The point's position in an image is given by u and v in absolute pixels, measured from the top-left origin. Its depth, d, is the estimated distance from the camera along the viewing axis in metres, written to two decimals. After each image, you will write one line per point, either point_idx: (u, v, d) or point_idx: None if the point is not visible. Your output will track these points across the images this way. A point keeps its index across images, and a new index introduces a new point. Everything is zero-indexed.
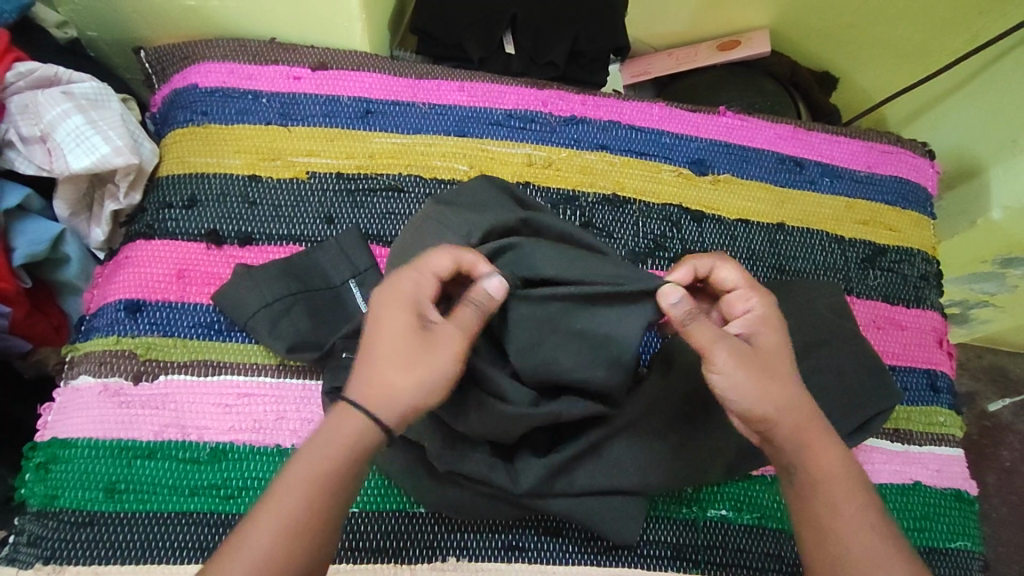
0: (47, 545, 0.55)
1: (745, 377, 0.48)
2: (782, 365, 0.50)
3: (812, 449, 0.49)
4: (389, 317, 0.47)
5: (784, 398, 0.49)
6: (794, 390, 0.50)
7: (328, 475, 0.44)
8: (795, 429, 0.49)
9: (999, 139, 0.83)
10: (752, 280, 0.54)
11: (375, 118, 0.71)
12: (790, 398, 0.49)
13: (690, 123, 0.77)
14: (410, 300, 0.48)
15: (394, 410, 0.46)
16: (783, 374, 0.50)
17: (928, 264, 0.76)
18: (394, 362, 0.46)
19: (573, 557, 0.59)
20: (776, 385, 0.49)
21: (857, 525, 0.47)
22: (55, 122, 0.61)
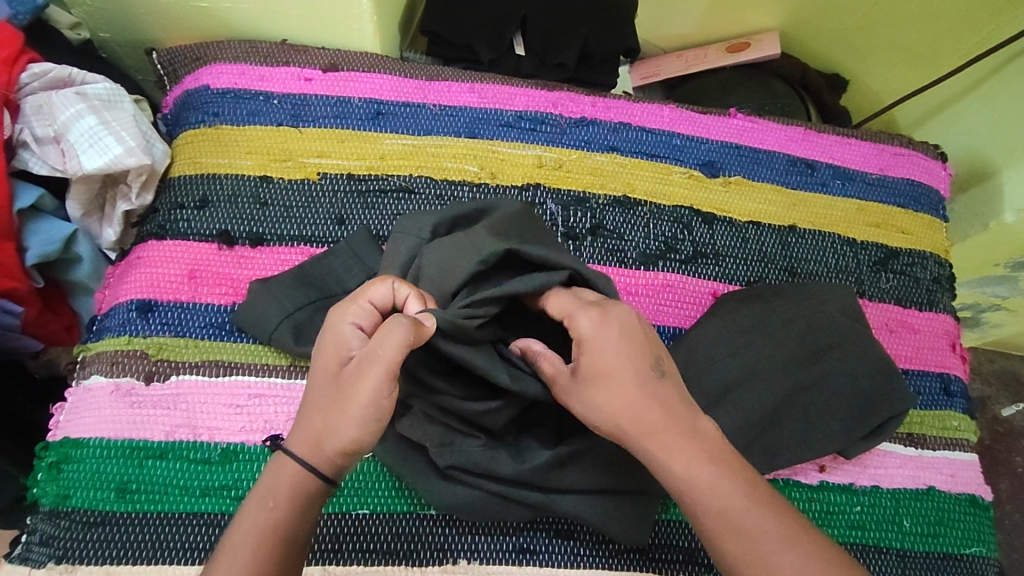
0: (59, 545, 0.55)
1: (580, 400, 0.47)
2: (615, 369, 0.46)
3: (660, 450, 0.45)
4: (325, 356, 0.46)
5: (625, 399, 0.45)
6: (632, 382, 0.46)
7: (277, 534, 0.43)
8: (651, 431, 0.45)
9: (1012, 141, 0.83)
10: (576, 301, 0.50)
11: (386, 120, 0.71)
12: (629, 391, 0.45)
13: (702, 124, 0.76)
14: (335, 346, 0.46)
15: (319, 455, 0.45)
16: (614, 377, 0.46)
17: (941, 267, 0.75)
18: (317, 405, 0.45)
19: (585, 560, 0.59)
20: (614, 394, 0.46)
21: (734, 520, 0.43)
22: (69, 123, 0.61)
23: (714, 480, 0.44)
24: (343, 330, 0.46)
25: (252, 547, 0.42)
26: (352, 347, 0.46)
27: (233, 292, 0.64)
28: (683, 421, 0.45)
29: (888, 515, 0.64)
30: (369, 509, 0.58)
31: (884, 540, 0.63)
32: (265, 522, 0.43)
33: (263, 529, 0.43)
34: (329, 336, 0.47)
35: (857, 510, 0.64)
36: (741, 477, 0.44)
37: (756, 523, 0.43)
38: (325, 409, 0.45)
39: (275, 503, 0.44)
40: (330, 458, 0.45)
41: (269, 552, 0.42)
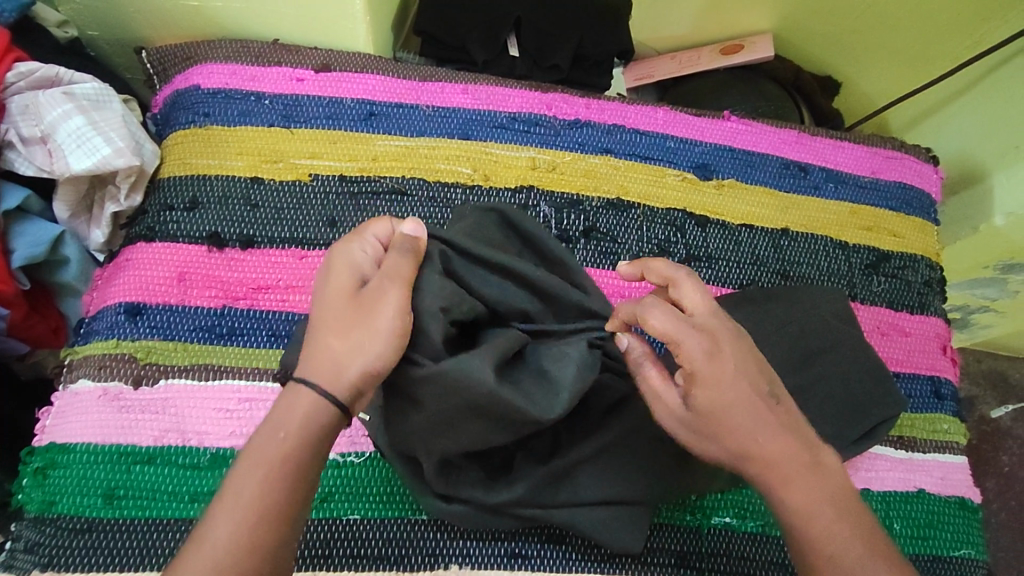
0: (44, 552, 0.54)
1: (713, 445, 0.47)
2: (719, 403, 0.46)
3: (785, 485, 0.46)
4: (335, 279, 0.47)
5: (743, 423, 0.46)
6: (746, 407, 0.46)
7: (289, 466, 0.43)
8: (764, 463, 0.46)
9: (1002, 146, 0.83)
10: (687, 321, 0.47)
11: (378, 120, 0.71)
12: (748, 421, 0.46)
13: (695, 127, 0.76)
14: (352, 265, 0.47)
15: (329, 371, 0.45)
16: (732, 411, 0.46)
17: (932, 270, 0.76)
18: (331, 324, 0.45)
19: (576, 565, 0.58)
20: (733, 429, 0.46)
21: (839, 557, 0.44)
22: (55, 123, 0.60)
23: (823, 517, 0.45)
24: (343, 251, 0.48)
25: (263, 481, 0.42)
26: (364, 269, 0.47)
27: (223, 295, 0.63)
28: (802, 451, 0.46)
29: (878, 518, 0.64)
30: (360, 513, 0.58)
31: None
32: (273, 455, 0.43)
33: (273, 462, 0.43)
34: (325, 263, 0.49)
35: None
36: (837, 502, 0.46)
37: (848, 553, 0.44)
38: (340, 328, 0.45)
39: (288, 435, 0.44)
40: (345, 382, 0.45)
41: (274, 493, 0.42)
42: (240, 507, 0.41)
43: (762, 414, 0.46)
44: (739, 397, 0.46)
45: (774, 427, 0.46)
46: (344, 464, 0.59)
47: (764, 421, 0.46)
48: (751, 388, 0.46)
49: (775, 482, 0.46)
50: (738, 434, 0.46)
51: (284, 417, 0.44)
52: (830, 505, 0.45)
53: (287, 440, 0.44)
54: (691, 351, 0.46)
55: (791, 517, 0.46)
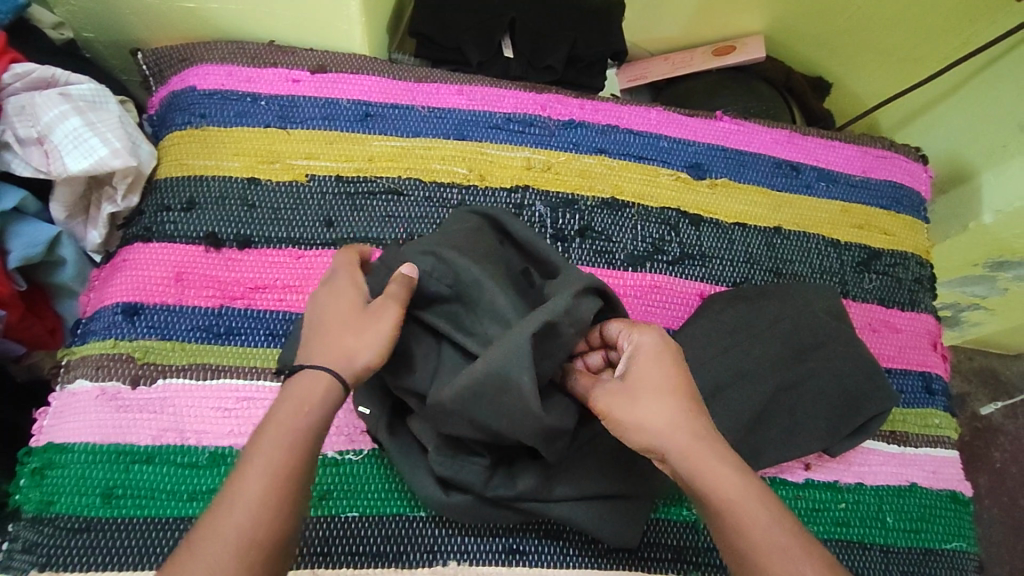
0: (42, 552, 0.54)
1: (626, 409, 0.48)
2: (625, 405, 0.48)
3: (697, 466, 0.45)
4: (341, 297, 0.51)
5: (665, 426, 0.47)
6: (666, 398, 0.48)
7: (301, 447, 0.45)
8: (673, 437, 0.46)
9: (989, 145, 0.84)
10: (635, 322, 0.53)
11: (374, 121, 0.71)
12: (661, 405, 0.47)
13: (689, 127, 0.77)
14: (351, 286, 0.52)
15: (334, 361, 0.48)
16: (649, 390, 0.48)
17: (922, 267, 0.77)
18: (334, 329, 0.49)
19: (574, 560, 0.59)
20: (649, 400, 0.48)
21: (775, 542, 0.43)
22: (52, 124, 0.61)
23: (731, 485, 0.44)
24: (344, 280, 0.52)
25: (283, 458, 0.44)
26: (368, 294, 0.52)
27: (220, 295, 0.63)
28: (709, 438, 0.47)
29: (872, 512, 0.65)
30: (358, 511, 0.58)
31: (868, 537, 0.64)
32: (285, 434, 0.45)
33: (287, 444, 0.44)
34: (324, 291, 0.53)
35: (841, 507, 0.65)
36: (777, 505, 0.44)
37: (760, 525, 0.43)
38: (344, 329, 0.49)
39: (294, 412, 0.46)
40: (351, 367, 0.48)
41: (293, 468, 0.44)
42: (263, 485, 0.43)
43: (689, 419, 0.47)
44: (653, 397, 0.48)
45: (699, 434, 0.46)
46: (342, 462, 0.59)
47: (693, 427, 0.47)
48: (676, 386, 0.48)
49: (706, 486, 0.45)
50: (661, 436, 0.47)
51: (286, 404, 0.46)
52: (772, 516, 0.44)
53: (304, 415, 0.46)
54: (636, 338, 0.51)
55: (706, 493, 0.45)
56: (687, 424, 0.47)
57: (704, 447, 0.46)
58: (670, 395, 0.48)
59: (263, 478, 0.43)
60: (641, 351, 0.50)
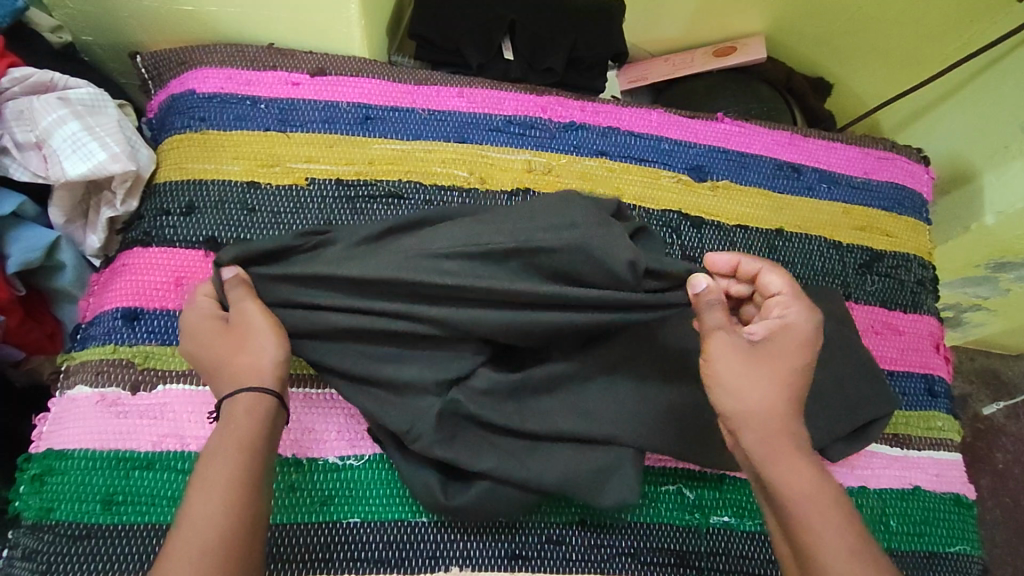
0: (42, 560, 0.54)
1: (734, 373, 0.50)
2: (737, 368, 0.50)
3: (780, 461, 0.48)
4: (197, 325, 0.54)
5: (769, 406, 0.49)
6: (772, 385, 0.50)
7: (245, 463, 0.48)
8: (767, 422, 0.49)
9: (990, 146, 0.84)
10: (798, 289, 0.54)
11: (375, 124, 0.71)
12: (763, 387, 0.50)
13: (690, 129, 0.77)
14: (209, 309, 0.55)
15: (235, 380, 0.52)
16: (766, 375, 0.50)
17: (925, 269, 0.76)
18: (228, 349, 0.53)
19: (576, 565, 0.59)
20: (755, 382, 0.50)
21: (843, 544, 0.45)
22: (51, 129, 0.60)
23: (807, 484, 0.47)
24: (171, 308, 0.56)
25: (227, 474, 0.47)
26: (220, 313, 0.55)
27: None
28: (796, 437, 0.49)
29: (875, 515, 0.65)
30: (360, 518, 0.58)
31: None
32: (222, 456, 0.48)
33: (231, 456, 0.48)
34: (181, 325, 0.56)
35: None
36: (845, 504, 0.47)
37: (827, 528, 0.46)
38: (227, 351, 0.53)
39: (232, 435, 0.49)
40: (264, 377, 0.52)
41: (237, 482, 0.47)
42: (214, 503, 0.46)
43: (789, 408, 0.50)
44: (765, 377, 0.50)
45: (791, 421, 0.50)
46: (343, 467, 0.59)
47: (789, 415, 0.50)
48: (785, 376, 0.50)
49: (785, 480, 0.47)
50: (759, 412, 0.49)
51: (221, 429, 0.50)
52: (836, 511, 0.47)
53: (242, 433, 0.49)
54: (792, 312, 0.53)
55: (785, 485, 0.47)
56: (787, 411, 0.50)
57: (790, 443, 0.49)
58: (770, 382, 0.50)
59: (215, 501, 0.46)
60: (785, 325, 0.52)
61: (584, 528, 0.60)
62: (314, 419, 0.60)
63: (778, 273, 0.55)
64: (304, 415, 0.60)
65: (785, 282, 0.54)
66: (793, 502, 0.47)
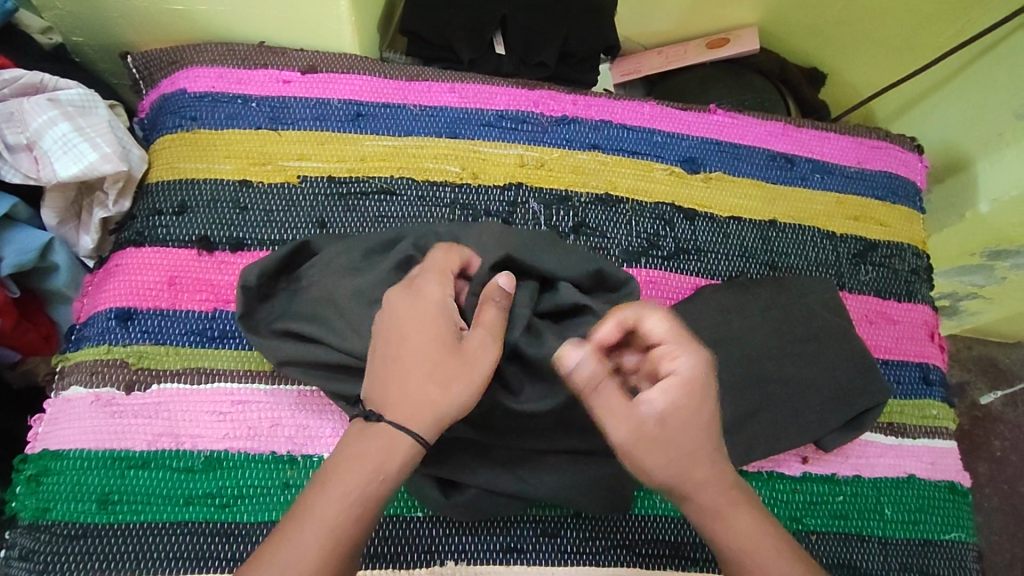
0: (39, 559, 0.54)
1: (647, 451, 0.47)
2: (641, 444, 0.47)
3: (715, 519, 0.48)
4: (430, 322, 0.48)
5: (689, 473, 0.48)
6: (689, 442, 0.48)
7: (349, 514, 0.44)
8: (690, 481, 0.48)
9: (985, 134, 0.83)
10: (680, 331, 0.49)
11: (366, 121, 0.71)
12: (678, 452, 0.47)
13: (682, 120, 0.77)
14: (444, 310, 0.49)
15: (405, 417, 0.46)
16: (682, 431, 0.47)
17: (919, 258, 0.76)
18: (433, 374, 0.47)
19: (572, 558, 0.59)
20: (671, 448, 0.47)
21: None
22: (41, 130, 0.60)
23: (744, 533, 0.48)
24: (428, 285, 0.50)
25: (339, 520, 0.44)
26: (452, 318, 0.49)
27: (214, 299, 0.63)
28: (725, 482, 0.49)
29: (870, 504, 0.65)
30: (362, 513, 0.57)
31: (867, 529, 0.64)
32: (350, 498, 0.44)
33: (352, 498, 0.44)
34: (412, 287, 0.50)
35: (839, 500, 0.65)
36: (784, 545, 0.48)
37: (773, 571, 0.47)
38: (432, 381, 0.47)
39: (363, 476, 0.45)
40: (433, 428, 0.46)
41: (342, 531, 0.44)
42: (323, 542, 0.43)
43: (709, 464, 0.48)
44: (675, 445, 0.47)
45: (716, 475, 0.48)
46: None
47: (712, 471, 0.48)
48: (698, 422, 0.48)
49: (722, 536, 0.48)
50: (682, 481, 0.48)
51: (363, 451, 0.46)
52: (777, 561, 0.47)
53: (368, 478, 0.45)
54: (681, 362, 0.48)
55: (722, 541, 0.48)
56: (705, 469, 0.48)
57: (722, 495, 0.48)
58: (687, 438, 0.48)
59: (331, 511, 0.44)
60: (680, 382, 0.47)
61: (578, 521, 0.60)
62: (308, 416, 0.60)
63: (654, 317, 0.49)
64: (298, 412, 0.60)
65: (665, 326, 0.49)
66: (732, 559, 0.48)
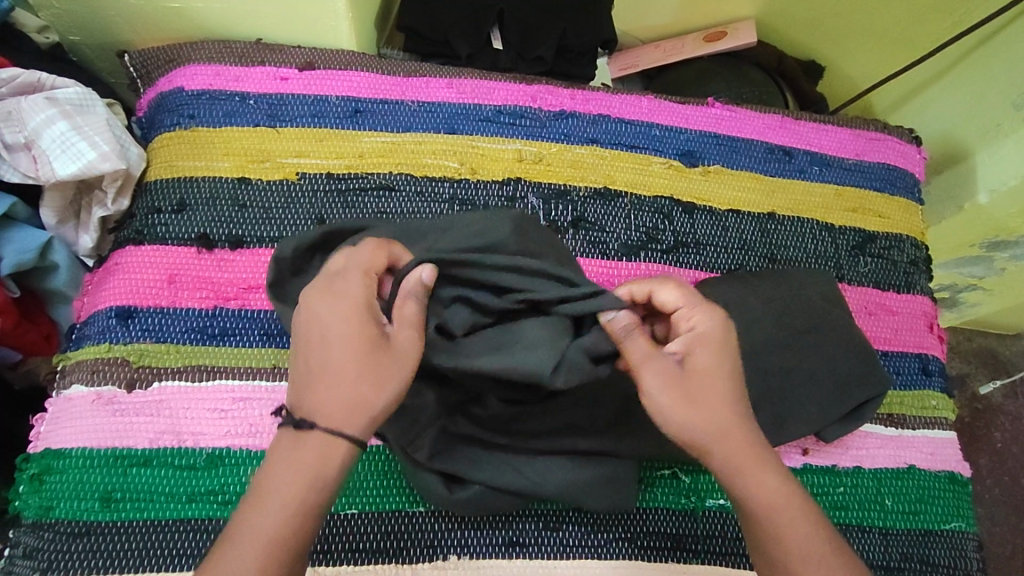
0: (43, 557, 0.54)
1: (671, 401, 0.48)
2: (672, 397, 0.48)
3: (739, 476, 0.48)
4: (350, 317, 0.45)
5: (718, 427, 0.48)
6: (721, 398, 0.49)
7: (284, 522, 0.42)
8: (720, 437, 0.48)
9: (983, 124, 0.83)
10: (694, 295, 0.52)
11: (364, 117, 0.71)
12: (708, 406, 0.48)
13: (680, 114, 0.77)
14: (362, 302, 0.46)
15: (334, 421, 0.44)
16: (711, 386, 0.49)
17: (918, 249, 0.77)
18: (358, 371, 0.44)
19: (574, 551, 0.59)
20: (699, 400, 0.48)
21: (807, 545, 0.47)
22: (39, 129, 0.60)
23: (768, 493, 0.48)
24: (347, 283, 0.46)
25: (277, 528, 0.42)
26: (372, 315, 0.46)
27: (214, 296, 0.63)
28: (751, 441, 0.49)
29: (870, 495, 0.65)
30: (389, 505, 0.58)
31: (867, 520, 0.64)
32: (289, 512, 0.42)
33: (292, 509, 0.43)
34: (330, 290, 0.46)
35: (840, 491, 0.65)
36: (803, 499, 0.49)
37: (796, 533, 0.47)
38: (355, 382, 0.44)
39: (303, 485, 0.43)
40: (364, 426, 0.45)
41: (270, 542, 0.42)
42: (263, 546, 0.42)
43: (734, 419, 0.49)
44: (702, 397, 0.48)
45: (741, 432, 0.49)
46: None
47: (736, 427, 0.49)
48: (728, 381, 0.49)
49: (745, 495, 0.48)
50: (711, 437, 0.48)
51: (303, 457, 0.44)
52: (800, 515, 0.48)
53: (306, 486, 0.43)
54: (701, 319, 0.50)
55: (746, 500, 0.48)
56: (732, 424, 0.49)
57: (748, 453, 0.49)
58: (718, 394, 0.49)
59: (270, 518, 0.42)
60: (700, 337, 0.50)
61: (579, 514, 0.60)
62: None
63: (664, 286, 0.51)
64: None
65: (677, 293, 0.51)
66: (758, 517, 0.48)
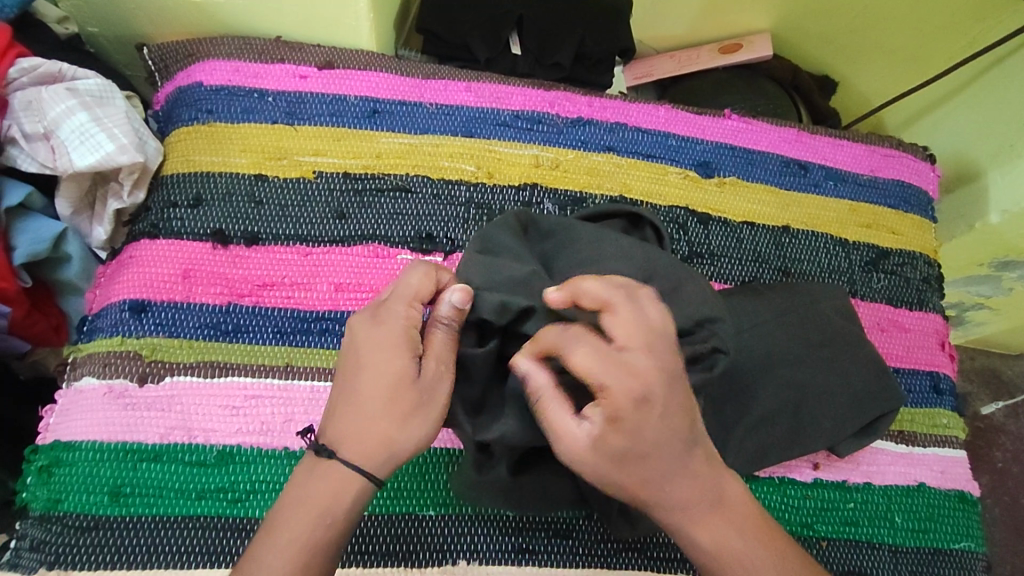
0: (51, 550, 0.54)
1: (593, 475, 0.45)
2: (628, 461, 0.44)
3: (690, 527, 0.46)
4: (375, 356, 0.46)
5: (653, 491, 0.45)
6: (664, 466, 0.45)
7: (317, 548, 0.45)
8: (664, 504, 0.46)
9: (996, 144, 0.83)
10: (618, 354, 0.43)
11: (383, 118, 0.71)
12: (651, 472, 0.45)
13: (697, 125, 0.77)
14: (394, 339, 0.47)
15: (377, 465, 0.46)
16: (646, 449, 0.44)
17: (930, 266, 0.77)
18: (372, 405, 0.45)
19: (583, 559, 0.59)
20: (640, 468, 0.44)
21: None
22: (59, 119, 0.60)
23: (725, 548, 0.47)
24: (381, 335, 0.47)
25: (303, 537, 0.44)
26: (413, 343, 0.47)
27: (228, 292, 0.63)
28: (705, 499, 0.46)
29: (880, 512, 0.65)
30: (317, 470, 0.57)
31: (876, 536, 0.64)
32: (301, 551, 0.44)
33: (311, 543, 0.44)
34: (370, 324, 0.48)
35: (850, 507, 0.65)
36: (769, 537, 0.48)
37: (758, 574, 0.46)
38: (389, 416, 0.45)
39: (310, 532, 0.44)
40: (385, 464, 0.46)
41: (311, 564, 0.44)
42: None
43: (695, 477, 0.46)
44: (655, 464, 0.44)
45: (707, 505, 0.46)
46: None
47: (668, 491, 0.45)
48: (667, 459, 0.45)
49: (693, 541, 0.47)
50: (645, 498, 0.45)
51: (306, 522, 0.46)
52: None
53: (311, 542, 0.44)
54: (611, 384, 0.43)
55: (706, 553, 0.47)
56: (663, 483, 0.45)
57: (697, 509, 0.46)
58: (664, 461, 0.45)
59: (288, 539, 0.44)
60: (616, 411, 0.43)
61: (590, 523, 0.60)
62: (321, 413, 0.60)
63: (586, 346, 0.43)
64: (312, 407, 0.60)
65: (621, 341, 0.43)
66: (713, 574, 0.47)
